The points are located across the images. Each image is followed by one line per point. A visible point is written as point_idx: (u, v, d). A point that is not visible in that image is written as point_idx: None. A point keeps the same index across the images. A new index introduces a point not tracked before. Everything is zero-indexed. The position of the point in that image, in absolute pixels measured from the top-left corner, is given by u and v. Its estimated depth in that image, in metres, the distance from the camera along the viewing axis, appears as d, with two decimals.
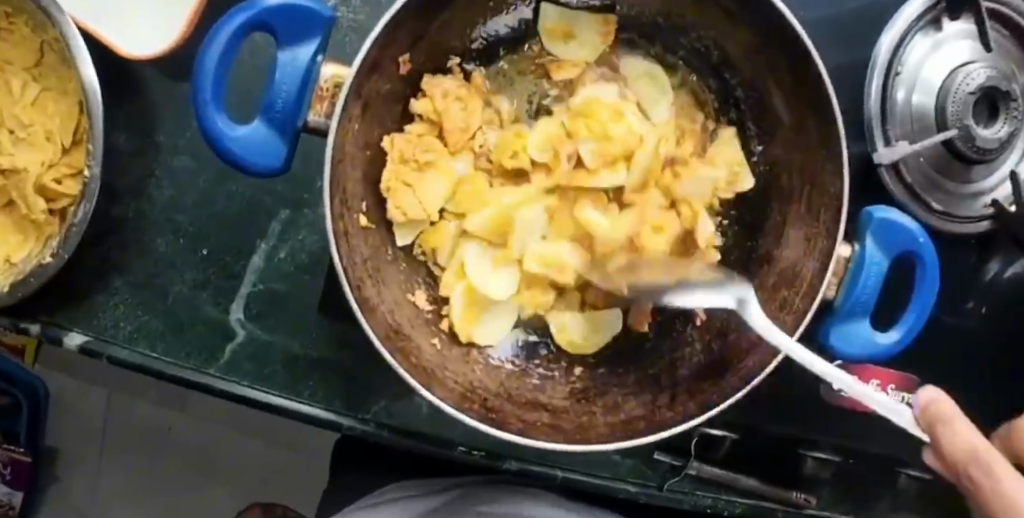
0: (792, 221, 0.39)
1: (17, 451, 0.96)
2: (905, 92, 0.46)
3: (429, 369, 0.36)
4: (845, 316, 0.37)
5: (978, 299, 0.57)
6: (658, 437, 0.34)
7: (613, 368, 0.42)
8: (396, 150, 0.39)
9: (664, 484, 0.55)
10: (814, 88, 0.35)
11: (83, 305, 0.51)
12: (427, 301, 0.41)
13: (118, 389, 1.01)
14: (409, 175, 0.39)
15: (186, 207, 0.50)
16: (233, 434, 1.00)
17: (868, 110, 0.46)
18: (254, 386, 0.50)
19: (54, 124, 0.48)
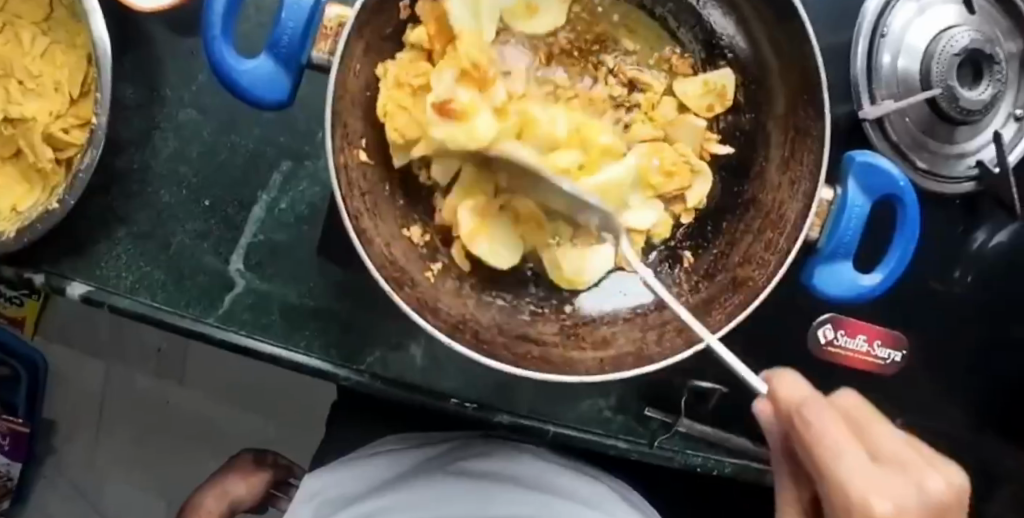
0: (777, 166, 0.40)
1: (15, 421, 0.97)
2: (890, 56, 0.47)
3: (422, 300, 0.37)
4: (828, 258, 0.38)
5: (966, 268, 0.58)
6: (644, 368, 0.35)
7: (604, 306, 0.42)
8: (391, 76, 0.39)
9: (655, 441, 0.56)
10: (798, 36, 0.36)
11: (88, 254, 0.52)
12: (421, 237, 0.41)
13: (116, 362, 1.01)
14: (405, 101, 0.38)
15: (190, 159, 0.52)
16: (230, 407, 1.01)
17: (853, 72, 0.47)
18: (252, 335, 0.52)
19: (63, 74, 0.49)
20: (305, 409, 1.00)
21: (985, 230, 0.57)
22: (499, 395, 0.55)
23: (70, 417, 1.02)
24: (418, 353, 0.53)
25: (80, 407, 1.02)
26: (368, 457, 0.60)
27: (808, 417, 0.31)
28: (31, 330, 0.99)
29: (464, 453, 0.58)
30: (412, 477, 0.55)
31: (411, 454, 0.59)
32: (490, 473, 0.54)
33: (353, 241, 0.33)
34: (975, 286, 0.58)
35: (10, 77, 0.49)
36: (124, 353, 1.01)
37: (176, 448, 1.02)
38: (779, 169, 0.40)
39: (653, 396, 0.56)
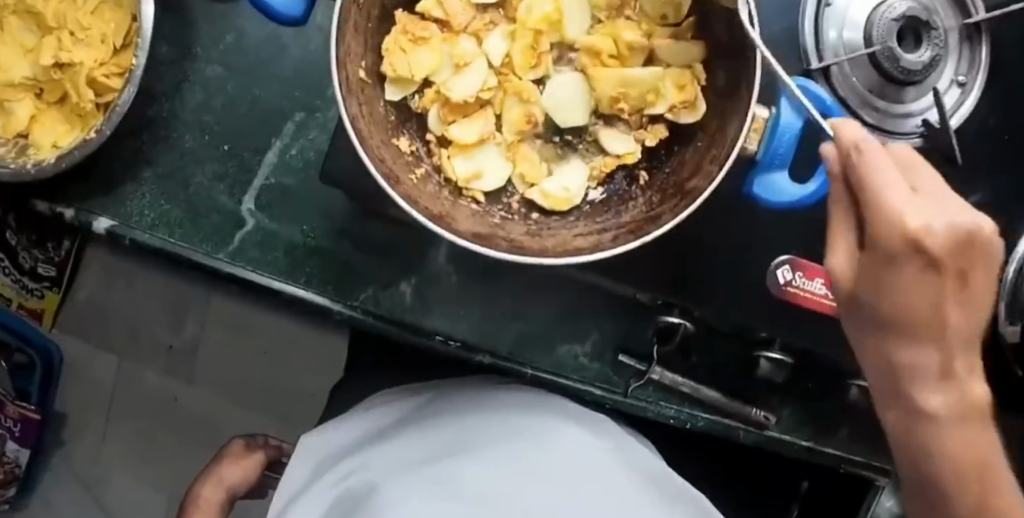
0: (717, 91, 0.44)
1: (27, 408, 0.93)
2: (836, 31, 0.51)
3: (405, 192, 0.42)
4: (767, 169, 0.42)
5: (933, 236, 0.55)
6: (595, 252, 0.40)
7: (566, 215, 0.47)
8: (400, 24, 0.45)
9: (628, 390, 0.60)
10: None
11: (114, 193, 0.58)
12: (407, 147, 0.47)
13: (129, 358, 1.00)
14: (405, 44, 0.45)
15: (214, 108, 0.59)
16: (228, 406, 1.00)
17: (803, 39, 0.52)
18: (257, 270, 0.58)
19: (109, 28, 0.56)
20: (302, 414, 0.99)
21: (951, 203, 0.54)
22: (480, 336, 0.59)
23: (81, 410, 1.01)
24: (407, 291, 0.59)
25: (90, 400, 1.01)
26: (364, 408, 0.63)
27: (865, 150, 0.34)
28: (49, 324, 0.98)
29: (443, 400, 0.60)
30: (395, 428, 0.57)
31: (396, 406, 0.61)
32: (465, 412, 0.56)
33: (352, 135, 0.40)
34: None
35: (63, 29, 0.56)
36: (139, 349, 1.00)
37: (181, 447, 1.01)
38: (722, 97, 0.43)
39: (626, 344, 0.60)
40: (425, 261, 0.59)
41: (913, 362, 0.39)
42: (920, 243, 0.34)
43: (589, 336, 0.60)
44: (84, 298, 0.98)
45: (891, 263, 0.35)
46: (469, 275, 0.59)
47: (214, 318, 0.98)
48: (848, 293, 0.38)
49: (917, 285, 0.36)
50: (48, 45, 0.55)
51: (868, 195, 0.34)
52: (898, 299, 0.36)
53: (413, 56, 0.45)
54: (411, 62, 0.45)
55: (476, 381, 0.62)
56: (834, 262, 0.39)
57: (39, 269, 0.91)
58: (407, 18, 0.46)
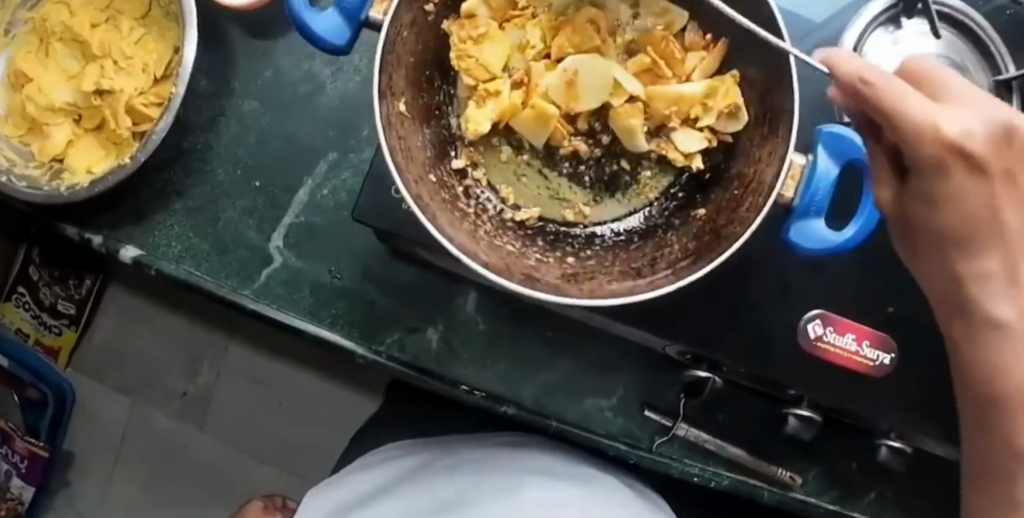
0: (749, 141, 0.44)
1: (37, 445, 0.87)
2: None
3: (432, 218, 0.41)
4: (803, 216, 0.42)
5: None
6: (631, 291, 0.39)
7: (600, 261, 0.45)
8: (454, 35, 0.45)
9: (653, 446, 0.58)
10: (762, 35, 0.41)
11: (145, 223, 0.58)
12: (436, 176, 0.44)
13: (142, 398, 0.97)
14: (471, 50, 0.45)
15: (248, 144, 0.59)
16: (238, 451, 0.97)
17: (835, 94, 0.52)
18: (281, 308, 0.57)
19: (152, 59, 0.57)
20: (315, 468, 0.96)
21: None
22: (506, 384, 0.57)
23: (90, 452, 0.97)
24: (434, 338, 0.57)
25: (98, 442, 0.97)
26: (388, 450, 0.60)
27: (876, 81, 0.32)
28: (64, 362, 0.95)
29: (455, 453, 0.56)
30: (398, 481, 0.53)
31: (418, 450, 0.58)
32: (473, 469, 0.52)
33: (393, 173, 0.39)
34: None
35: (106, 57, 0.57)
36: (152, 390, 0.97)
37: (186, 496, 0.96)
38: (758, 144, 0.43)
39: (652, 397, 0.57)
40: (452, 306, 0.57)
41: (999, 309, 0.38)
42: (957, 146, 0.33)
43: (614, 390, 0.58)
44: (101, 340, 0.96)
45: (936, 167, 0.34)
46: (497, 325, 0.57)
47: (232, 370, 0.97)
48: (916, 216, 0.38)
49: (971, 189, 0.35)
50: (91, 72, 0.57)
51: (893, 119, 0.32)
52: (962, 196, 0.35)
53: (481, 49, 0.45)
54: (479, 57, 0.45)
55: (490, 437, 0.59)
56: (924, 270, 0.40)
57: (59, 305, 0.90)
58: (457, 26, 0.45)
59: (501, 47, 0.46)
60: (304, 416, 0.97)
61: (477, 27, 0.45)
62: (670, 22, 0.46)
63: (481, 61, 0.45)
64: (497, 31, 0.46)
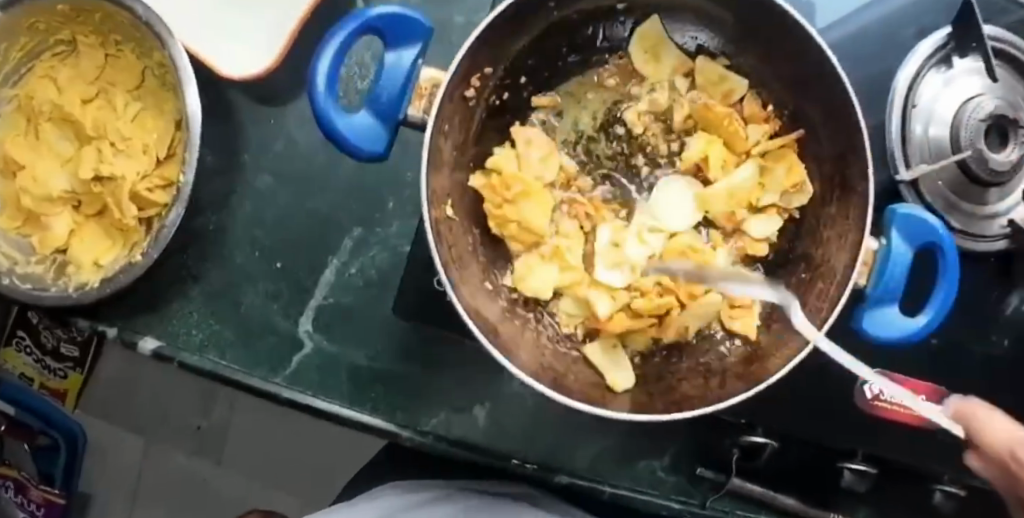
0: (829, 225, 0.42)
1: (54, 492, 0.84)
2: (922, 126, 0.51)
3: (500, 343, 0.39)
4: (875, 304, 0.40)
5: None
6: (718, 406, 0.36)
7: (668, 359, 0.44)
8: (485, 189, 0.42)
9: (706, 501, 0.55)
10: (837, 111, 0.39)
11: (162, 311, 0.55)
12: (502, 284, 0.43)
13: (154, 447, 0.94)
14: (506, 209, 0.42)
15: (264, 222, 0.55)
16: (257, 496, 0.94)
17: (888, 138, 0.52)
18: (316, 396, 0.54)
19: (152, 139, 0.53)
20: None
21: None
22: (556, 454, 0.55)
23: (103, 504, 0.94)
24: (481, 416, 0.55)
25: (111, 494, 0.94)
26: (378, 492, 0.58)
27: None
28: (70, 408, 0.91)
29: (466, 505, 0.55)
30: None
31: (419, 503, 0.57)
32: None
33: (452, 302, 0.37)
34: None
35: (102, 139, 0.53)
36: (163, 437, 0.94)
37: None
38: (830, 225, 0.42)
39: (705, 455, 0.55)
40: (496, 382, 0.55)
41: None
42: None
43: (666, 449, 0.56)
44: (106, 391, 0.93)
45: None
46: (542, 397, 0.55)
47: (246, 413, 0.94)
48: None
49: None
50: (87, 156, 0.52)
51: None
52: None
53: (520, 209, 0.42)
54: (517, 217, 0.42)
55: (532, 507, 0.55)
56: None
57: (61, 349, 0.86)
58: (486, 183, 0.42)
59: (544, 204, 0.43)
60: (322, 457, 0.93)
61: (509, 187, 0.42)
62: (729, 93, 0.45)
63: (523, 222, 0.42)
64: (534, 184, 0.42)
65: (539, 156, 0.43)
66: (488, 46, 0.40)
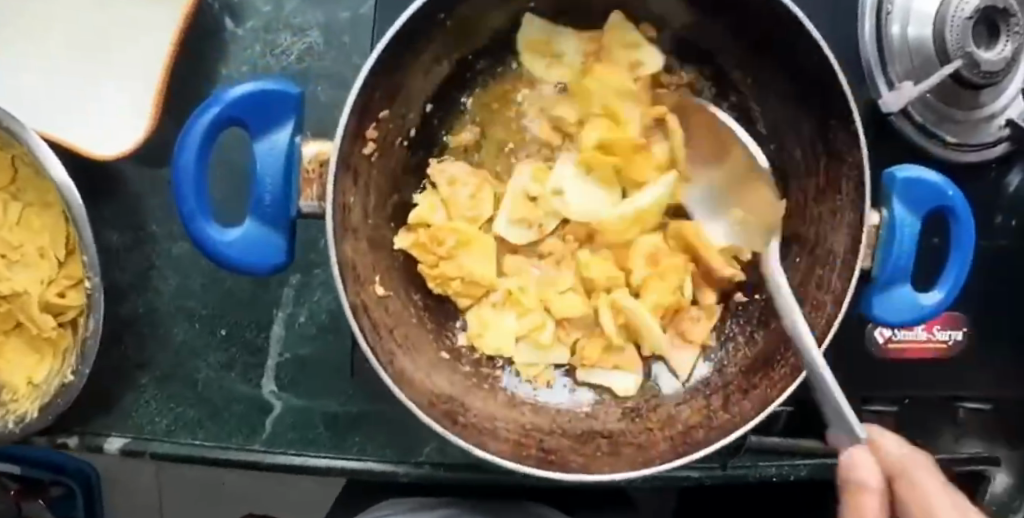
0: (813, 197, 0.38)
1: None
2: (900, 27, 0.44)
3: (479, 425, 0.35)
4: (884, 286, 0.36)
5: (1009, 213, 0.52)
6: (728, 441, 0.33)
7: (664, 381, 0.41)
8: (418, 244, 0.39)
9: (727, 462, 0.50)
10: (814, 57, 0.34)
11: (115, 409, 0.50)
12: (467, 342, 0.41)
13: None
14: (448, 267, 0.39)
15: (196, 290, 0.50)
16: None
17: (863, 48, 0.45)
18: (303, 453, 0.49)
19: (45, 239, 0.47)
20: None
21: (1019, 171, 0.51)
22: None
23: None
24: None
25: None
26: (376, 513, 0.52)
27: None
28: None
29: None
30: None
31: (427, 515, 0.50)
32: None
33: (409, 405, 0.32)
34: (1015, 245, 0.52)
35: None
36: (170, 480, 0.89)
37: None
38: (816, 199, 0.38)
39: None
40: None
41: None
42: None
43: None
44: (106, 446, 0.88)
45: None
46: None
47: None
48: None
49: None
50: None
51: None
52: None
53: (459, 262, 0.40)
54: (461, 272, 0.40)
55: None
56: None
57: None
58: (416, 240, 0.39)
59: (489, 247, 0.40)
60: None
61: (440, 242, 0.39)
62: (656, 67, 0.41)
63: (466, 276, 0.40)
64: (469, 231, 0.40)
65: (467, 193, 0.40)
66: (379, 85, 0.34)
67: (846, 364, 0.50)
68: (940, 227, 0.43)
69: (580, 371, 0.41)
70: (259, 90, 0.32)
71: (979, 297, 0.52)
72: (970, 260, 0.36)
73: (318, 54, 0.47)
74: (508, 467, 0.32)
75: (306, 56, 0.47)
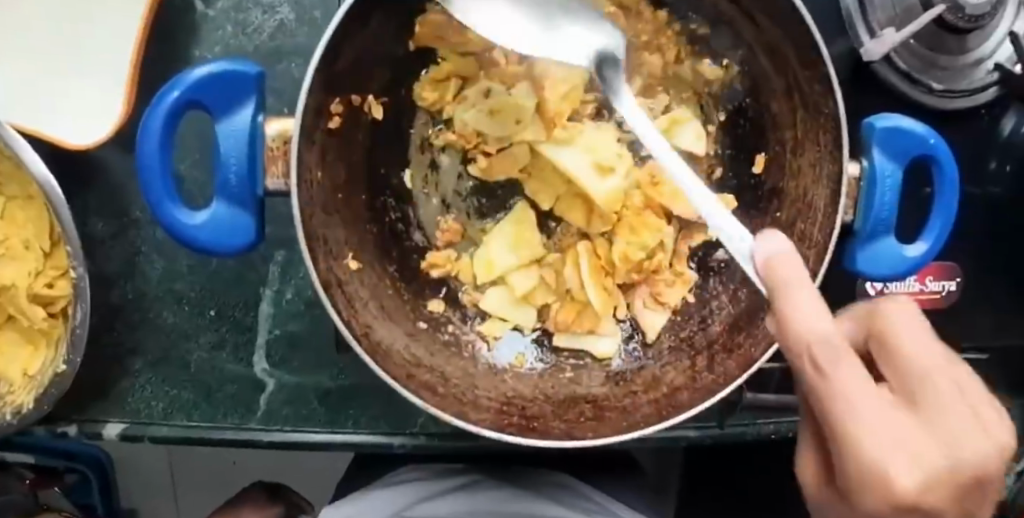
0: (794, 147, 0.38)
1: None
2: None
3: (461, 395, 0.35)
4: (867, 239, 0.36)
5: (1002, 157, 0.51)
6: (710, 403, 0.33)
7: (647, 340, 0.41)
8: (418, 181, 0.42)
9: (724, 421, 0.50)
10: (785, 5, 0.33)
11: (110, 396, 0.50)
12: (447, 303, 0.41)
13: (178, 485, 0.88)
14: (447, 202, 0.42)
15: (183, 274, 0.50)
16: None
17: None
18: (297, 429, 0.50)
19: (30, 232, 0.47)
20: None
21: (1013, 115, 0.50)
22: None
23: None
24: None
25: None
26: (378, 486, 0.53)
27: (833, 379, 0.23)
28: None
29: (480, 500, 0.49)
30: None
31: (421, 487, 0.51)
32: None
33: (385, 377, 0.32)
34: (1010, 191, 0.51)
35: None
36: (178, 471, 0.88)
37: None
38: (798, 152, 0.38)
39: None
40: None
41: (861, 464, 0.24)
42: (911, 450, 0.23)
43: None
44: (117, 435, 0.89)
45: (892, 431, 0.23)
46: None
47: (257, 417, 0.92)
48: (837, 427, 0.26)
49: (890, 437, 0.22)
50: None
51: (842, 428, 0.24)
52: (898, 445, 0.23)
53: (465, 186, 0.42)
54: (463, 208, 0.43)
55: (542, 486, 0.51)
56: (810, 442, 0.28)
57: None
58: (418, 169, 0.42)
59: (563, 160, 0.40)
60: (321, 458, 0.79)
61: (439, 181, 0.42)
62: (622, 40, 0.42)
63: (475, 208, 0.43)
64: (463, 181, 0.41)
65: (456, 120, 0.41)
66: (342, 57, 0.33)
67: (838, 317, 0.50)
68: (928, 176, 0.43)
69: (555, 337, 0.41)
70: (218, 68, 0.31)
71: (973, 244, 0.52)
72: (956, 208, 0.36)
73: (289, 29, 0.47)
74: (487, 435, 0.32)
75: (278, 32, 0.46)
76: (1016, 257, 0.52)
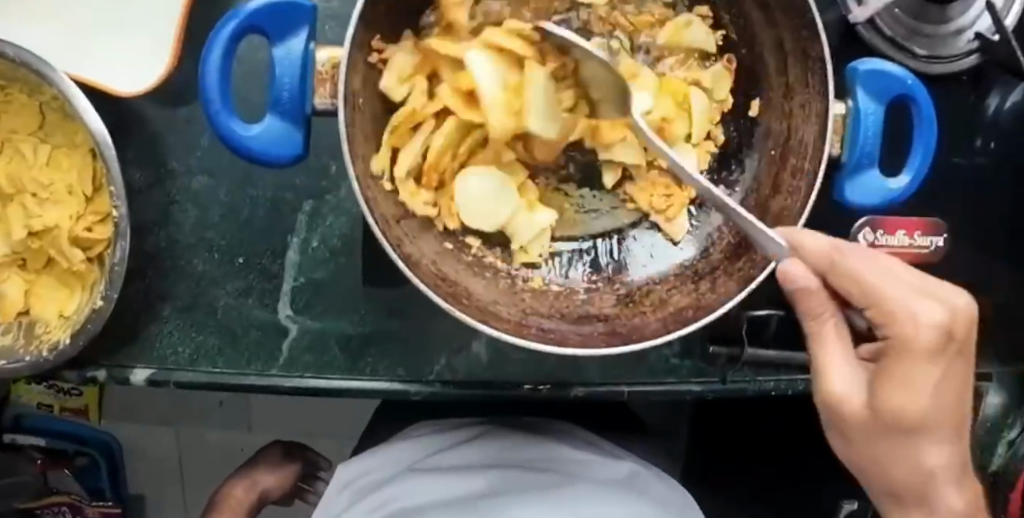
0: (787, 92, 0.41)
1: (106, 504, 0.79)
2: None
3: (482, 308, 0.38)
4: (854, 170, 0.39)
5: (986, 135, 0.54)
6: (715, 312, 0.36)
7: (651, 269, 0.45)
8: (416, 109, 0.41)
9: (726, 377, 0.53)
10: None
11: (139, 341, 0.52)
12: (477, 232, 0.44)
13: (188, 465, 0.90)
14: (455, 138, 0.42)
15: (214, 223, 0.53)
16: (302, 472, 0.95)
17: None
18: (319, 376, 0.52)
19: (73, 177, 0.50)
20: None
21: (996, 94, 0.53)
22: (567, 371, 0.53)
23: None
24: (481, 350, 0.53)
25: None
26: (393, 442, 0.55)
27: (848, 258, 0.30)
28: (96, 415, 0.79)
29: (498, 450, 0.51)
30: (412, 466, 0.51)
31: (437, 442, 0.54)
32: (511, 464, 0.49)
33: (415, 280, 0.35)
34: (994, 161, 0.55)
35: (22, 193, 0.51)
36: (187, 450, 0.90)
37: None
38: (785, 96, 0.42)
39: (714, 331, 0.53)
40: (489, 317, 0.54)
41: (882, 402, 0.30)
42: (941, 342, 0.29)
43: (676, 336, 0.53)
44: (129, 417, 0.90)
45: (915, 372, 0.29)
46: None
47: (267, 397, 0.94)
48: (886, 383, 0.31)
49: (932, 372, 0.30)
50: (14, 215, 0.51)
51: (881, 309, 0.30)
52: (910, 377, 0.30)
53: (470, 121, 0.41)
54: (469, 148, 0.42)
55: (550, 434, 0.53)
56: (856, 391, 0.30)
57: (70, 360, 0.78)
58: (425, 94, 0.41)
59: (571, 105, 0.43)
60: (332, 431, 0.81)
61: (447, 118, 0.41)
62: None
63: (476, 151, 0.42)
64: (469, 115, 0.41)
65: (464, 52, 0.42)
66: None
67: None
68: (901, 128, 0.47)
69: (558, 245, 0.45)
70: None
71: (960, 210, 0.55)
72: (933, 144, 0.39)
73: None
74: (507, 338, 0.35)
75: None
76: (1001, 227, 0.55)
